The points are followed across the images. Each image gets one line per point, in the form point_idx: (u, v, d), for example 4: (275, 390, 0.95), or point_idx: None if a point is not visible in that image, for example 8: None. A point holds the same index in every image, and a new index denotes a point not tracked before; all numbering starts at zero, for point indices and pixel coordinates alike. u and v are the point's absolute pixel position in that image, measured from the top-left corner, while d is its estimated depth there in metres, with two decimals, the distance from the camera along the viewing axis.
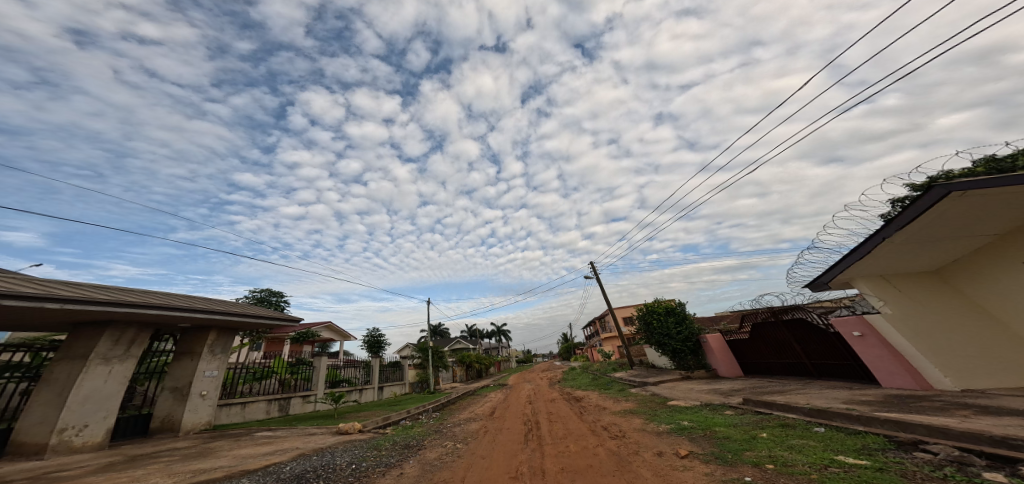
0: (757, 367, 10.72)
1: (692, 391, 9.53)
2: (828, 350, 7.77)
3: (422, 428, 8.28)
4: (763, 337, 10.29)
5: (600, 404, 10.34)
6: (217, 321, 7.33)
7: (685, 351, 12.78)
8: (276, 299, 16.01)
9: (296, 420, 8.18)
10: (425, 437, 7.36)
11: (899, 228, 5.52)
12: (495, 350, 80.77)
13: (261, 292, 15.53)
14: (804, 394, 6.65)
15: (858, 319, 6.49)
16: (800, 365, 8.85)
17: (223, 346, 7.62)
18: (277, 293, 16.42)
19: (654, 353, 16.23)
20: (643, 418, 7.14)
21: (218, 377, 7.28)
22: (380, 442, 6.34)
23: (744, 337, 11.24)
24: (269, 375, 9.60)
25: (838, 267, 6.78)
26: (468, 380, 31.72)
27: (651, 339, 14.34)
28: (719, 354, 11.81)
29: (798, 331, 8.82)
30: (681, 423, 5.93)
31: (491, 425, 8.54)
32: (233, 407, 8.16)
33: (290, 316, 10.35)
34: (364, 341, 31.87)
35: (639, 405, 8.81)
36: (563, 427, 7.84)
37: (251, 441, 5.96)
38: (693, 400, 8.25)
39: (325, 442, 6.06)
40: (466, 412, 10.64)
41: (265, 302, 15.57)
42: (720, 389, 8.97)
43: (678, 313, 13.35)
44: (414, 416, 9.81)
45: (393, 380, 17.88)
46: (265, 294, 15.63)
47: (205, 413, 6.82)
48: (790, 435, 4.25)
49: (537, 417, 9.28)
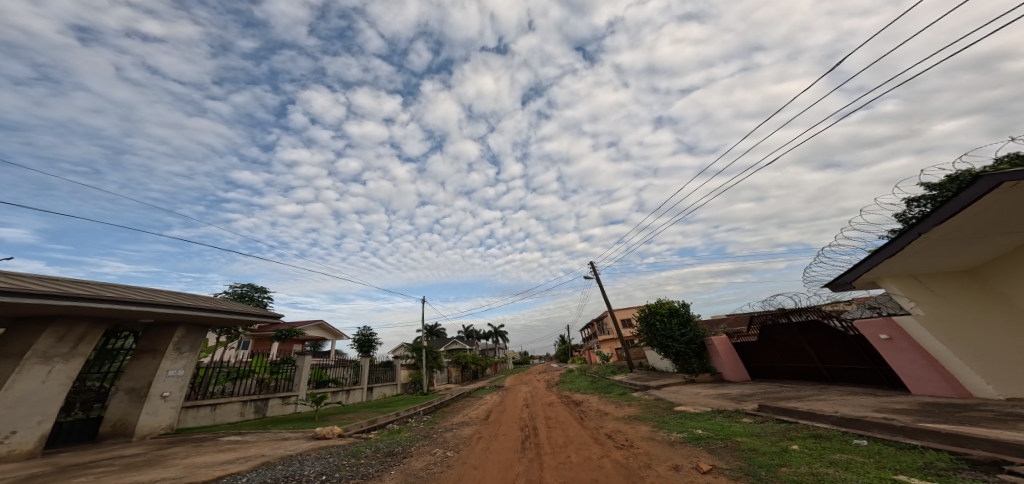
0: (766, 371, 10.16)
1: (699, 396, 8.98)
2: (846, 354, 7.23)
3: (411, 432, 7.64)
4: (773, 340, 9.72)
5: (602, 409, 9.75)
6: (184, 316, 6.69)
7: (689, 353, 12.22)
8: (259, 294, 15.31)
9: (271, 423, 7.53)
10: (413, 442, 6.75)
11: (938, 223, 4.91)
12: (495, 350, 79.31)
13: (242, 287, 14.83)
14: (825, 400, 6.06)
15: (885, 320, 5.94)
16: (814, 370, 8.30)
17: (192, 344, 6.99)
18: (261, 289, 15.72)
19: (655, 355, 15.66)
20: (650, 426, 6.50)
21: (184, 378, 6.65)
22: (360, 448, 5.73)
23: (751, 339, 10.71)
24: (247, 374, 8.97)
25: (864, 265, 6.22)
26: (464, 381, 31.00)
27: (652, 342, 13.78)
28: (724, 357, 11.22)
29: (813, 333, 8.26)
30: (695, 432, 5.39)
31: (484, 430, 7.93)
32: (203, 408, 7.50)
33: (271, 313, 9.71)
34: (355, 340, 31.13)
35: (645, 411, 8.17)
36: (563, 434, 7.26)
37: (211, 448, 5.32)
38: (703, 405, 7.62)
39: (298, 449, 5.44)
40: (460, 416, 10.03)
41: (247, 298, 14.87)
42: (730, 394, 8.36)
43: (682, 315, 12.79)
44: (403, 419, 9.15)
45: (384, 380, 17.22)
46: (247, 290, 14.93)
47: (167, 416, 6.22)
48: (827, 449, 3.68)
49: (534, 423, 8.67)
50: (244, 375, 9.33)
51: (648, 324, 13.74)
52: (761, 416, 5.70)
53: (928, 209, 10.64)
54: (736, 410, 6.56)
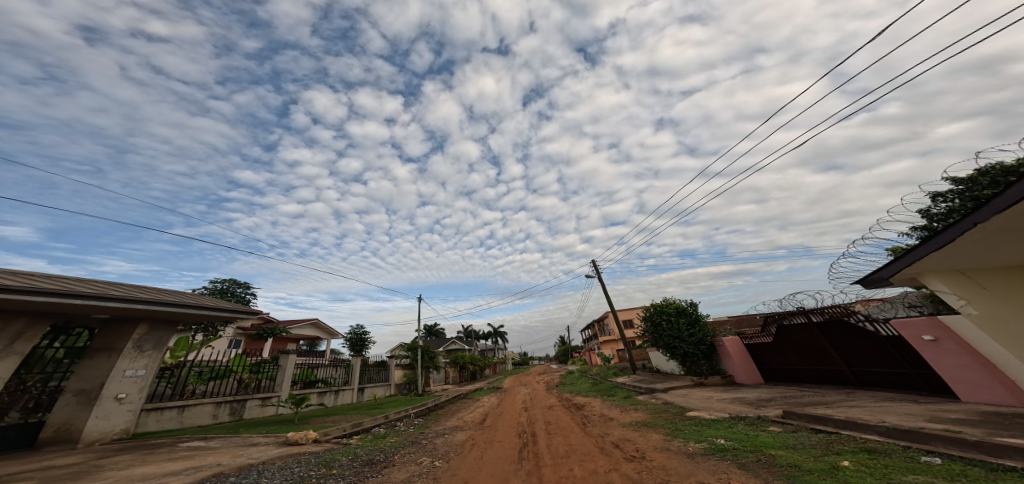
0: (782, 374, 9.48)
1: (712, 400, 8.31)
2: (881, 358, 6.56)
3: (397, 438, 6.96)
4: (790, 341, 9.04)
5: (606, 414, 9.08)
6: (147, 312, 6.21)
7: (697, 355, 11.54)
8: (241, 290, 14.66)
9: (243, 427, 6.94)
10: (398, 449, 6.08)
11: (998, 213, 4.10)
12: (495, 350, 78.64)
13: (222, 282, 14.16)
14: (861, 407, 5.40)
15: (931, 320, 5.28)
16: (838, 375, 7.62)
17: (155, 343, 6.54)
18: (243, 285, 15.01)
19: (660, 356, 15.00)
20: (665, 434, 5.84)
21: (145, 379, 6.18)
22: (336, 457, 5.09)
23: (765, 341, 10.03)
24: (228, 374, 8.55)
25: (905, 260, 5.54)
26: (462, 382, 30.31)
27: (658, 342, 13.10)
28: (736, 359, 10.51)
29: (837, 335, 7.59)
30: (717, 442, 4.82)
31: (478, 436, 7.26)
32: (170, 410, 6.83)
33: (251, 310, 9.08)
34: (350, 339, 30.51)
35: (654, 416, 7.52)
36: (564, 442, 6.65)
37: (164, 456, 4.66)
38: (721, 411, 6.95)
39: (262, 457, 4.90)
40: (455, 419, 9.39)
41: (229, 293, 14.20)
42: (746, 399, 7.69)
43: (690, 315, 12.13)
44: (392, 423, 8.48)
45: (376, 381, 16.54)
46: (227, 285, 14.25)
47: (122, 420, 5.74)
48: (890, 467, 2.99)
49: (532, 429, 8.00)
50: (222, 374, 8.76)
51: (653, 324, 13.08)
52: (792, 423, 5.02)
53: (954, 204, 10.01)
54: (760, 418, 5.86)
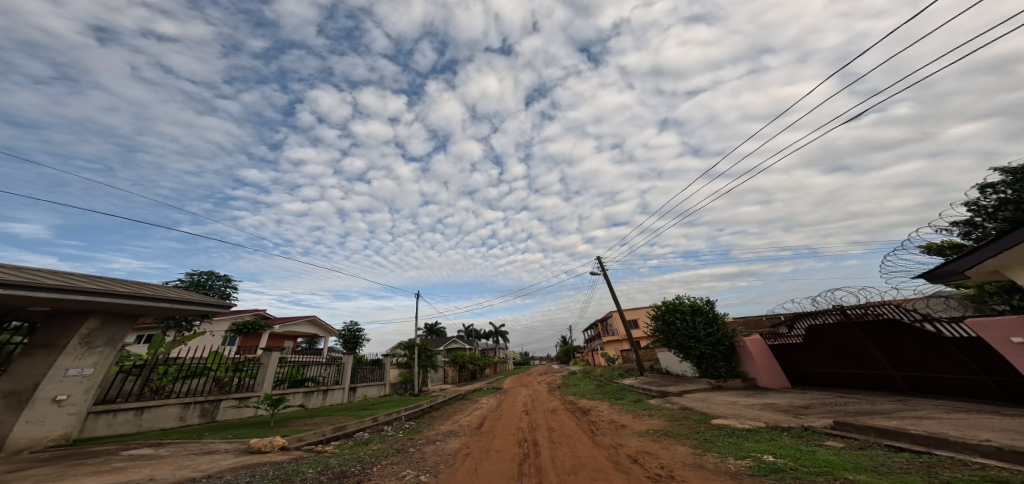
0: (811, 378, 8.56)
1: (738, 406, 7.40)
2: (943, 362, 5.69)
3: (381, 445, 6.09)
4: (822, 342, 8.14)
5: (616, 421, 8.21)
6: (98, 304, 5.58)
7: (715, 357, 10.61)
8: (219, 283, 13.88)
9: (207, 432, 6.16)
10: (379, 460, 5.21)
11: None
12: (495, 350, 78.02)
13: (198, 274, 13.38)
14: (935, 419, 4.46)
15: (1018, 319, 4.38)
16: (884, 380, 6.71)
17: (109, 339, 5.86)
18: (224, 278, 14.25)
19: (671, 357, 14.10)
20: (694, 448, 4.94)
21: (92, 380, 5.47)
22: (302, 469, 4.26)
23: (792, 341, 9.12)
24: (203, 374, 7.94)
25: (981, 255, 4.67)
26: (461, 382, 29.38)
27: (670, 343, 12.20)
28: (759, 361, 9.60)
29: (884, 335, 6.66)
30: (768, 460, 3.95)
31: (474, 445, 6.40)
32: (125, 412, 6.03)
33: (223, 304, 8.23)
34: (347, 336, 29.99)
35: (674, 424, 6.62)
36: (571, 454, 5.80)
37: (84, 471, 3.77)
38: (755, 420, 6.00)
39: (211, 469, 4.04)
40: (450, 423, 8.56)
41: (209, 286, 13.44)
42: (778, 406, 6.75)
43: (706, 313, 11.22)
44: (378, 426, 7.64)
45: (370, 380, 15.77)
46: (203, 278, 13.46)
47: (62, 424, 5.02)
48: None
49: (533, 437, 7.11)
50: (196, 373, 7.98)
51: (666, 323, 12.19)
52: (859, 438, 4.07)
53: (1005, 196, 9.20)
54: (807, 429, 4.92)
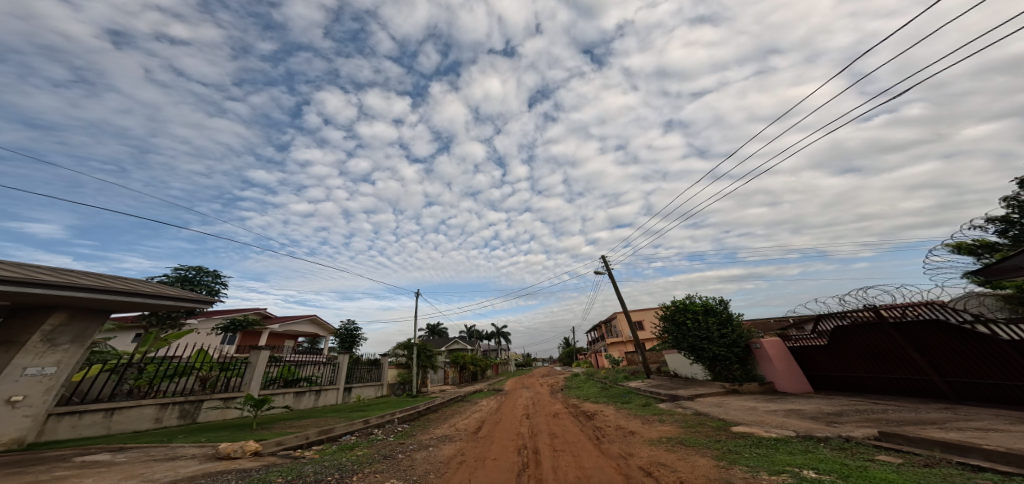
0: (837, 383, 7.88)
1: (760, 412, 6.74)
2: (999, 366, 5.04)
3: (367, 450, 5.56)
4: (851, 344, 7.47)
5: (625, 427, 7.58)
6: (62, 298, 5.17)
7: (730, 359, 9.95)
8: (208, 278, 13.51)
9: (178, 436, 5.73)
10: (362, 467, 4.66)
11: None
12: (496, 351, 77.44)
13: (186, 270, 13.01)
14: (1006, 432, 3.78)
15: None
16: (925, 385, 6.05)
17: (76, 335, 5.45)
18: (213, 274, 13.89)
19: (680, 359, 13.43)
20: (718, 460, 4.32)
21: (55, 379, 5.06)
22: (270, 478, 3.75)
23: (815, 344, 8.45)
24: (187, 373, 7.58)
25: None
26: (462, 383, 28.78)
27: (680, 345, 11.54)
28: (778, 365, 8.92)
29: (925, 336, 6.02)
30: (811, 477, 3.33)
31: (469, 451, 5.86)
32: (93, 413, 5.61)
33: (206, 301, 7.81)
34: (345, 335, 29.65)
35: (689, 432, 6.01)
36: (575, 464, 5.23)
37: (17, 481, 3.26)
38: (782, 428, 5.32)
39: (167, 478, 3.57)
40: (445, 427, 8.03)
41: (197, 282, 13.08)
42: (806, 413, 6.06)
43: (719, 313, 10.58)
44: (367, 430, 7.12)
45: (367, 380, 15.32)
46: (191, 273, 13.09)
47: (18, 427, 4.60)
48: None
49: (533, 444, 6.57)
50: (178, 372, 7.63)
51: (675, 323, 11.56)
52: (921, 453, 3.42)
53: None
54: (850, 440, 4.23)
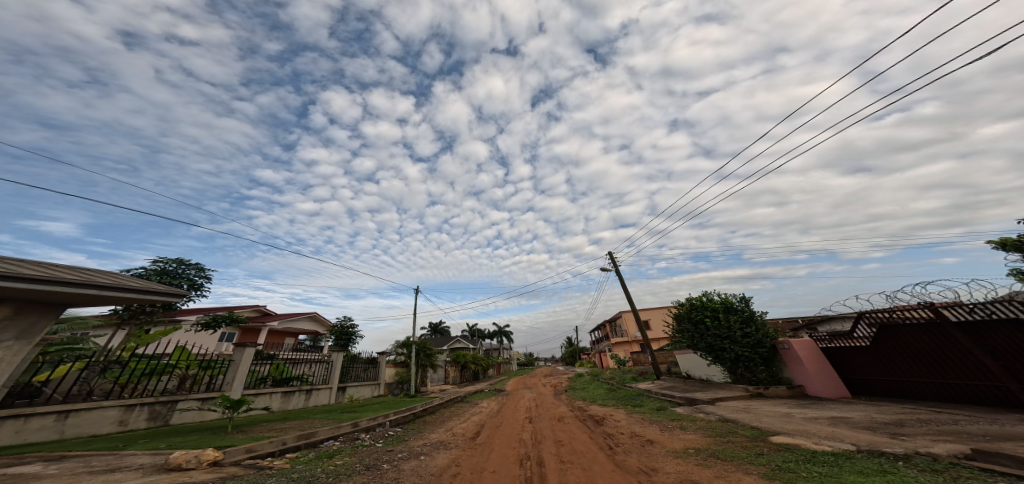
0: (882, 389, 7.00)
1: (798, 420, 5.87)
2: None
3: (349, 459, 4.84)
4: (901, 346, 6.63)
5: (642, 435, 6.78)
6: (6, 290, 4.58)
7: (755, 360, 9.12)
8: (189, 271, 12.89)
9: (135, 442, 5.07)
10: (339, 481, 3.88)
11: None
12: (498, 351, 76.79)
13: (166, 262, 12.40)
14: None
15: None
16: (995, 393, 5.18)
17: (21, 331, 4.89)
18: (196, 266, 13.28)
19: (696, 360, 12.60)
20: (769, 481, 3.50)
21: (1, 377, 4.49)
22: None
23: (855, 346, 7.59)
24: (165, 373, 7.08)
25: None
26: (463, 383, 27.98)
27: (697, 345, 10.76)
28: (810, 367, 8.07)
29: (997, 336, 5.19)
30: None
31: (465, 461, 5.10)
32: (42, 417, 5.02)
33: (181, 294, 7.23)
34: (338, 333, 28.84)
35: (721, 443, 5.21)
36: (587, 479, 4.47)
37: None
38: (836, 440, 4.39)
39: None
40: (441, 431, 7.31)
41: (178, 275, 12.50)
42: (857, 422, 5.12)
43: (741, 311, 9.77)
44: (352, 436, 6.37)
45: (363, 380, 14.73)
46: (171, 265, 12.49)
47: None
48: None
49: (537, 453, 5.83)
50: (155, 372, 7.07)
51: (693, 321, 10.84)
52: None
53: None
54: (938, 460, 3.30)
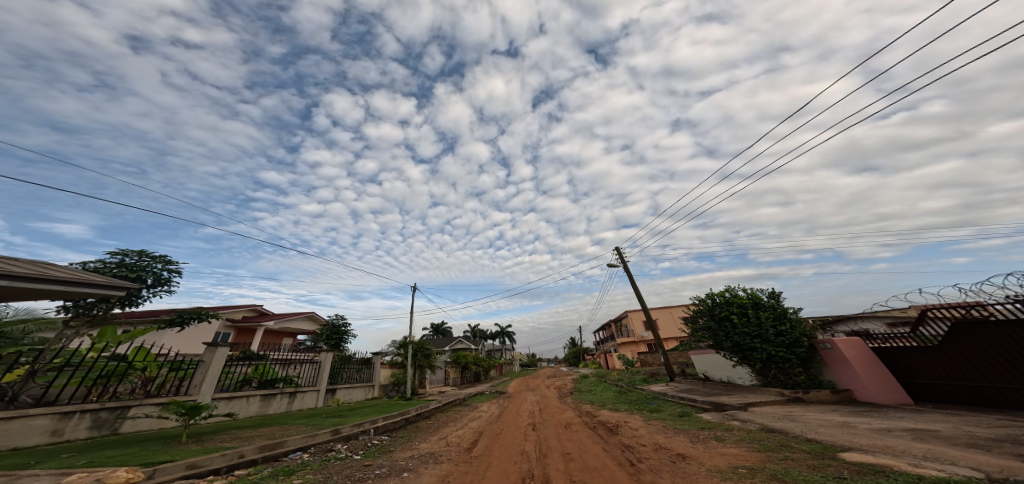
0: (959, 396, 5.92)
1: (864, 432, 4.82)
2: None
3: (311, 478, 3.84)
4: (981, 345, 5.56)
5: (669, 449, 5.72)
6: None
7: (791, 361, 8.09)
8: (150, 264, 12.00)
9: (52, 458, 4.10)
10: None
11: None
12: (501, 353, 75.60)
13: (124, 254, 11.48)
14: None
15: None
16: None
17: None
18: (160, 258, 12.37)
19: (717, 361, 11.53)
20: None
21: None
22: None
23: (918, 347, 6.52)
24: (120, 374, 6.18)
25: None
26: (464, 385, 26.95)
27: (720, 345, 9.73)
28: (859, 370, 7.01)
29: None
30: None
31: (458, 479, 4.11)
32: None
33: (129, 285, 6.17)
34: (326, 332, 27.88)
35: (777, 461, 4.19)
36: None
37: None
38: (943, 462, 3.33)
39: None
40: (433, 441, 6.34)
41: (138, 268, 11.60)
42: (950, 437, 4.06)
43: (772, 307, 8.73)
44: (327, 447, 5.36)
45: (355, 381, 13.79)
46: (129, 259, 11.57)
47: None
48: None
49: (542, 470, 4.80)
50: (115, 374, 6.33)
51: (716, 319, 9.82)
52: None
53: None
54: None
